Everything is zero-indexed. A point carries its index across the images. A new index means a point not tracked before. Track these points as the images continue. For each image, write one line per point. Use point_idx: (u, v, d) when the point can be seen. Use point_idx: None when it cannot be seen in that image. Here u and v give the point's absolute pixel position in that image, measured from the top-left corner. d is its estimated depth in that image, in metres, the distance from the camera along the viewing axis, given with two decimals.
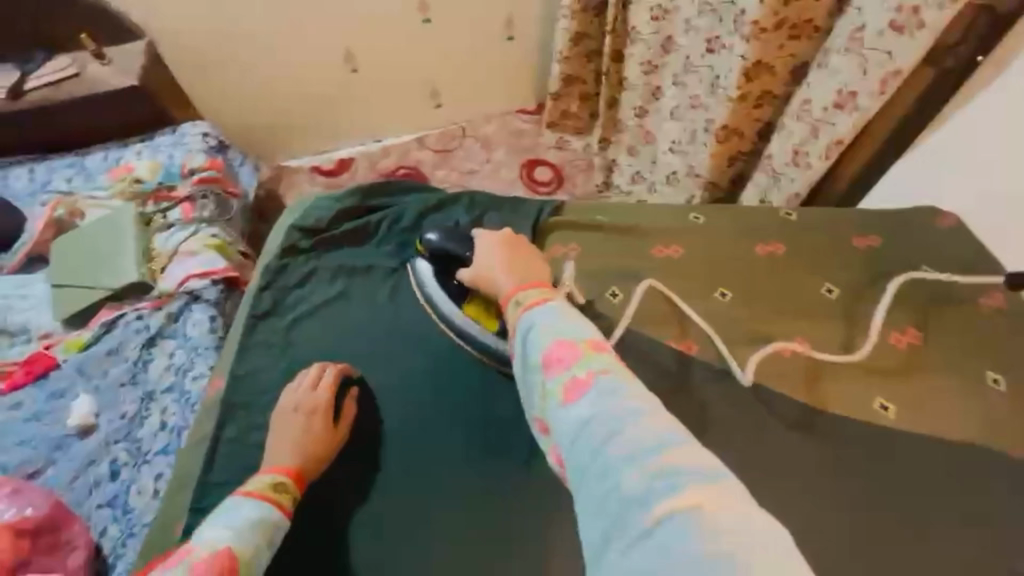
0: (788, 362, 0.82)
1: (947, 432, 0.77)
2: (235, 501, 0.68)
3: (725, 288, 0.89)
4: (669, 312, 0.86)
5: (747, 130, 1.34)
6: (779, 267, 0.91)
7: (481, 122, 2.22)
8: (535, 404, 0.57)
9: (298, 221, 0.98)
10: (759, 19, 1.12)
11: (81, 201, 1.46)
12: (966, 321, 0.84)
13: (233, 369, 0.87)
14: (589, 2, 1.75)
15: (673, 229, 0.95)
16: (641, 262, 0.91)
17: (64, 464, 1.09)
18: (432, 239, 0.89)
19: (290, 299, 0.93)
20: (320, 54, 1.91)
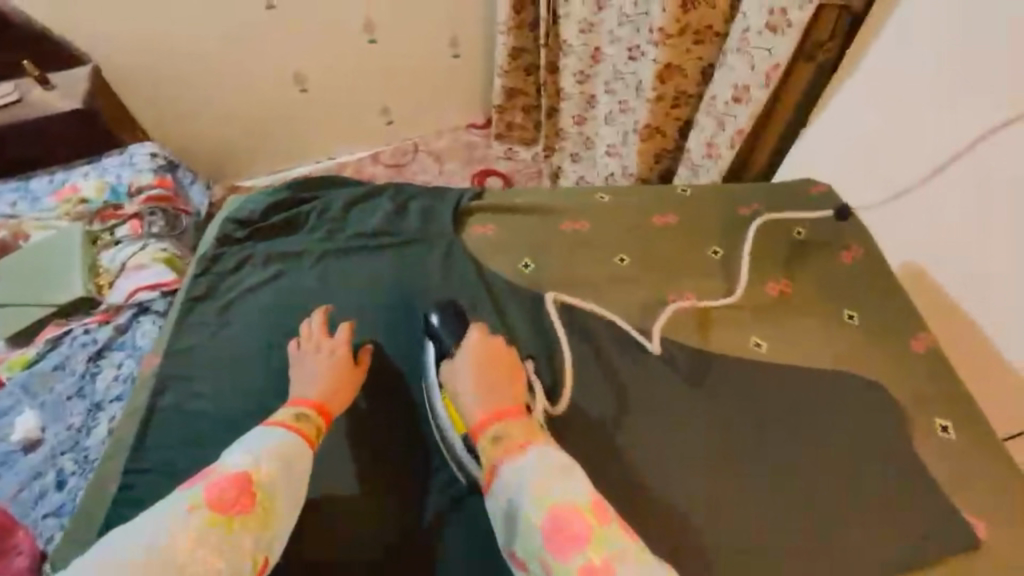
0: (672, 311, 0.91)
1: (810, 363, 0.86)
2: (262, 430, 0.71)
3: (624, 254, 0.97)
4: (574, 278, 0.95)
5: (669, 129, 1.46)
6: (673, 235, 0.99)
7: (432, 137, 2.30)
8: (530, 558, 0.63)
9: (233, 213, 1.02)
10: (664, 25, 1.24)
11: (25, 223, 1.46)
12: (826, 270, 0.95)
13: (167, 351, 0.89)
14: (524, 19, 1.88)
15: (582, 208, 1.03)
16: (552, 236, 0.99)
17: (8, 479, 1.08)
18: (433, 324, 0.84)
19: (223, 285, 0.96)
20: (270, 76, 1.97)
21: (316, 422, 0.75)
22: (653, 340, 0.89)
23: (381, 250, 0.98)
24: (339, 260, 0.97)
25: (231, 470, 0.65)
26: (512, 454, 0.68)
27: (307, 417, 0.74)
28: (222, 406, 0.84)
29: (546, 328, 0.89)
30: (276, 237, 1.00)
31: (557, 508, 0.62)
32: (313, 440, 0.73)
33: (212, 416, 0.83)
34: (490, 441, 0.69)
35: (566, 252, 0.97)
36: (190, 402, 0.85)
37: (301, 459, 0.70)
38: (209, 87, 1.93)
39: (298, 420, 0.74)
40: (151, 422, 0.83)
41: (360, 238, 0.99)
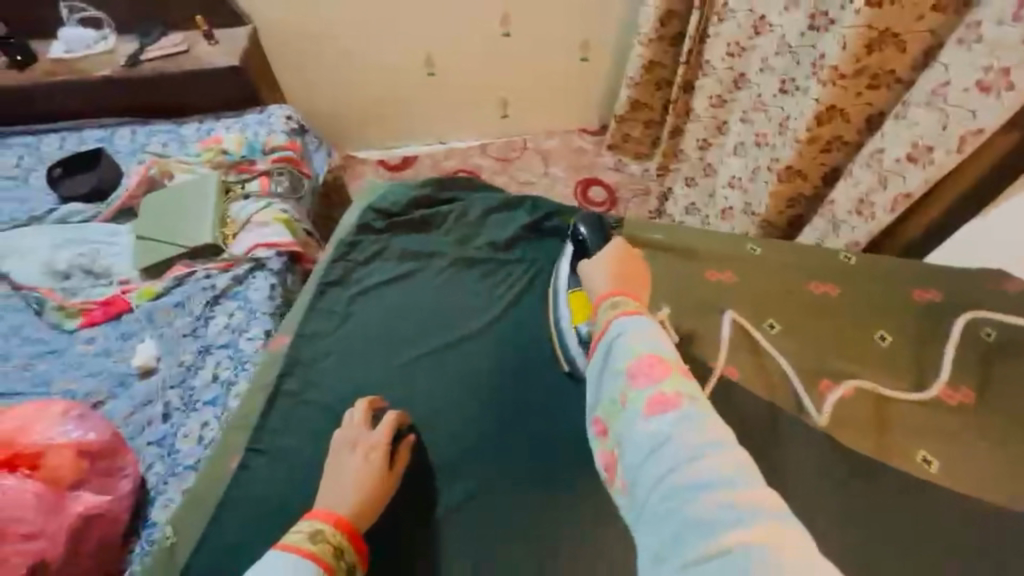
0: (824, 396, 0.84)
1: (995, 497, 0.76)
2: (274, 553, 0.65)
3: (773, 321, 0.91)
4: (711, 333, 0.90)
5: (812, 174, 1.33)
6: (832, 308, 0.92)
7: (543, 137, 2.28)
8: (604, 400, 0.62)
9: (375, 202, 1.08)
10: (839, 64, 1.12)
11: (172, 164, 1.58)
12: (996, 375, 0.84)
13: (300, 329, 0.96)
14: (668, 32, 1.78)
15: (729, 256, 0.98)
16: (692, 281, 0.96)
17: (124, 401, 1.18)
18: (582, 232, 0.88)
19: (358, 274, 1.01)
20: (403, 56, 2.01)
21: (333, 538, 0.69)
22: (821, 411, 0.83)
23: (509, 265, 1.01)
24: (469, 266, 1.01)
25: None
26: (625, 315, 0.66)
27: (323, 536, 0.68)
28: (347, 397, 0.89)
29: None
30: (412, 232, 1.05)
31: (643, 352, 0.60)
32: (330, 564, 0.67)
33: (333, 398, 0.89)
34: (614, 306, 0.69)
35: (706, 307, 0.92)
36: (314, 381, 0.91)
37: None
38: (343, 58, 2.00)
39: (314, 540, 0.68)
40: (275, 402, 0.89)
41: (491, 248, 1.03)
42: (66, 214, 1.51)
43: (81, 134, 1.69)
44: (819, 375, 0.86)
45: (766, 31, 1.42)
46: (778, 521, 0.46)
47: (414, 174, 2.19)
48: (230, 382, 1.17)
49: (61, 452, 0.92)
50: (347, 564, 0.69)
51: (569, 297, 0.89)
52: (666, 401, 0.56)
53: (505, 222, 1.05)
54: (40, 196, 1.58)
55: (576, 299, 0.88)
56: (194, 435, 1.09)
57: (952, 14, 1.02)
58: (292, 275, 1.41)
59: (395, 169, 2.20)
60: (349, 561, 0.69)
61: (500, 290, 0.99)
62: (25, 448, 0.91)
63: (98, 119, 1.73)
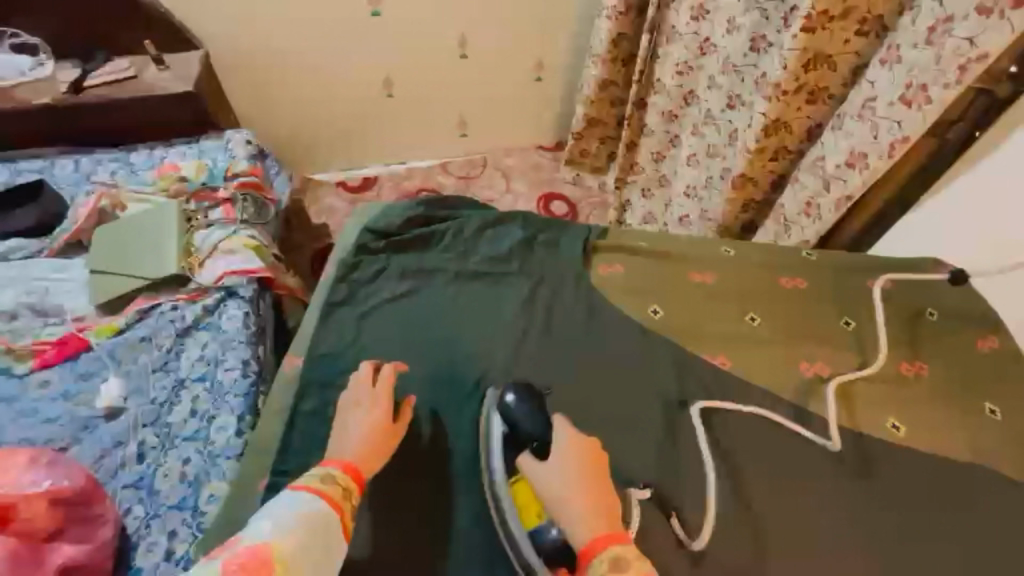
0: (807, 381, 0.93)
1: (950, 452, 0.88)
2: (288, 493, 0.68)
3: (754, 313, 1.00)
4: (704, 330, 0.98)
5: (762, 180, 1.45)
6: (803, 298, 1.02)
7: (502, 154, 2.33)
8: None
9: (372, 223, 1.08)
10: (782, 81, 1.24)
11: (124, 194, 1.50)
12: (942, 350, 0.97)
13: (310, 350, 0.95)
14: (619, 53, 1.89)
15: (709, 259, 1.05)
16: (681, 285, 1.02)
17: (90, 445, 1.10)
18: (507, 399, 0.83)
19: (360, 294, 1.01)
20: (361, 79, 2.02)
21: (343, 479, 0.72)
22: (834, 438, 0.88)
23: (511, 276, 1.03)
24: (472, 280, 1.03)
25: (253, 542, 0.61)
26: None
27: (333, 477, 0.72)
28: None
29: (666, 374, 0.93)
30: (412, 251, 1.06)
31: None
32: (341, 504, 0.70)
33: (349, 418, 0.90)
34: (607, 563, 0.64)
35: (692, 305, 1.00)
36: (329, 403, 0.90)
37: (330, 532, 0.67)
38: (299, 81, 1.98)
39: (325, 482, 0.71)
40: (294, 424, 0.88)
41: (491, 261, 1.05)
42: (6, 251, 1.41)
43: (16, 165, 1.58)
44: (798, 362, 0.95)
45: (711, 51, 1.55)
46: None
47: (376, 194, 2.18)
48: (210, 415, 1.12)
49: (35, 503, 0.86)
50: (353, 507, 0.72)
51: (512, 490, 0.78)
52: None
53: (501, 238, 1.07)
54: None
55: (518, 489, 0.78)
56: (176, 474, 1.04)
57: (874, 38, 1.16)
58: (264, 301, 1.38)
59: (356, 190, 2.18)
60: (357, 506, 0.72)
61: (502, 301, 1.00)
62: None
63: (34, 149, 1.62)
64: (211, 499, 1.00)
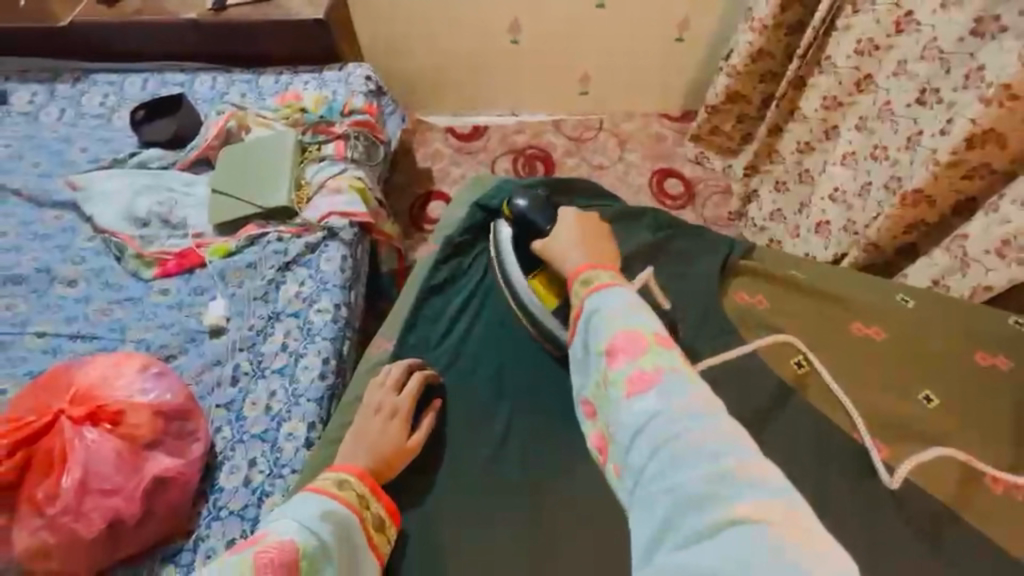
0: (992, 495, 0.81)
1: None
2: (306, 496, 0.76)
3: (929, 393, 0.88)
4: (858, 395, 0.88)
5: (941, 201, 1.19)
6: (996, 383, 0.88)
7: (621, 119, 2.12)
8: (588, 380, 0.60)
9: (482, 201, 1.06)
10: (1013, 83, 1.00)
11: (250, 117, 1.53)
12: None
13: (402, 339, 0.98)
14: (787, 18, 1.59)
15: (879, 308, 0.94)
16: (834, 336, 0.93)
17: (195, 358, 1.19)
18: (520, 205, 0.95)
19: (465, 278, 1.03)
20: (487, 21, 1.90)
21: (358, 487, 0.79)
22: (894, 474, 0.82)
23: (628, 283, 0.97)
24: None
25: (280, 536, 0.70)
26: (598, 289, 0.63)
27: (349, 484, 0.79)
28: (477, 401, 0.93)
29: (806, 447, 0.84)
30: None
31: (620, 330, 0.57)
32: (358, 510, 0.77)
33: (459, 415, 0.91)
34: (584, 282, 0.66)
35: (851, 361, 0.91)
36: (454, 396, 0.93)
37: (349, 533, 0.75)
38: (424, 18, 1.90)
39: (343, 488, 0.78)
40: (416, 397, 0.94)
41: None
42: (146, 159, 1.51)
43: (163, 78, 1.67)
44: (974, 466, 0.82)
45: (910, 30, 1.23)
46: (776, 494, 0.44)
47: (482, 145, 2.08)
48: (298, 354, 1.15)
49: (141, 413, 0.95)
50: (371, 511, 0.78)
51: (532, 282, 0.94)
52: (647, 381, 0.52)
53: (623, 236, 1.01)
54: (122, 138, 1.58)
55: (540, 281, 0.94)
56: (261, 405, 1.09)
57: None
58: (362, 247, 1.37)
59: (463, 139, 2.09)
60: (376, 513, 0.79)
61: None
62: (107, 403, 0.94)
63: (177, 62, 1.70)
64: (290, 437, 1.04)
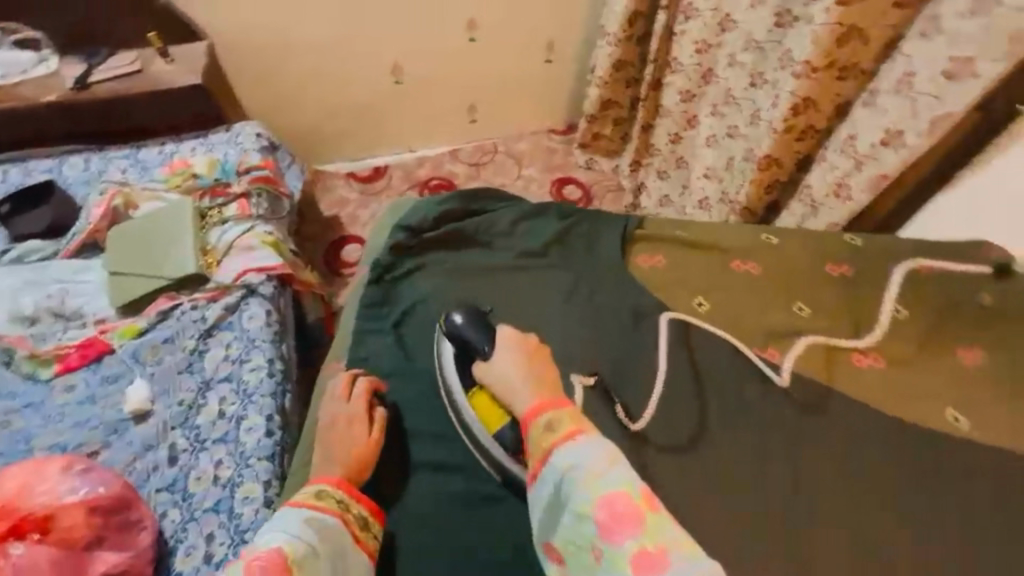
0: (858, 368, 0.92)
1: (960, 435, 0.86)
2: (288, 509, 0.76)
3: (801, 303, 0.98)
4: (747, 320, 0.97)
5: (787, 161, 1.41)
6: (852, 286, 0.99)
7: (514, 139, 2.27)
8: (576, 543, 0.66)
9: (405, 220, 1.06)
10: (811, 58, 1.22)
11: (137, 193, 1.47)
12: (999, 339, 0.92)
13: (351, 358, 0.97)
14: (636, 31, 1.82)
15: (751, 247, 1.04)
16: (719, 276, 1.01)
17: (121, 449, 1.10)
18: (457, 321, 0.88)
19: (397, 295, 1.02)
20: (369, 67, 1.97)
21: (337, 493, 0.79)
22: (781, 372, 0.91)
23: (548, 270, 1.02)
24: (507, 275, 1.01)
25: (266, 547, 0.70)
26: (566, 441, 0.69)
27: (327, 490, 0.79)
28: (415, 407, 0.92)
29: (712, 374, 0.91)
30: (450, 246, 1.05)
31: (608, 496, 0.64)
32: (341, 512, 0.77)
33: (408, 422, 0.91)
34: (544, 426, 0.72)
35: (739, 295, 0.99)
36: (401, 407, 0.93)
37: (334, 533, 0.74)
38: (303, 69, 1.92)
39: (322, 496, 0.78)
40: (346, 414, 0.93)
41: (522, 258, 1.02)
42: (23, 253, 1.39)
43: (27, 166, 1.55)
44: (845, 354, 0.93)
45: (732, 28, 1.48)
46: None
47: (386, 185, 2.12)
48: (239, 417, 1.12)
49: (73, 512, 0.87)
50: (355, 514, 0.78)
51: (472, 400, 0.86)
52: (650, 555, 0.60)
53: (538, 230, 1.05)
54: None
55: (480, 398, 0.86)
56: (208, 477, 1.04)
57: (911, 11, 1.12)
58: (284, 299, 1.36)
59: (366, 181, 2.13)
60: (360, 514, 0.79)
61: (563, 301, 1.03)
62: (29, 513, 0.86)
63: (43, 148, 1.60)
64: (247, 501, 1.00)
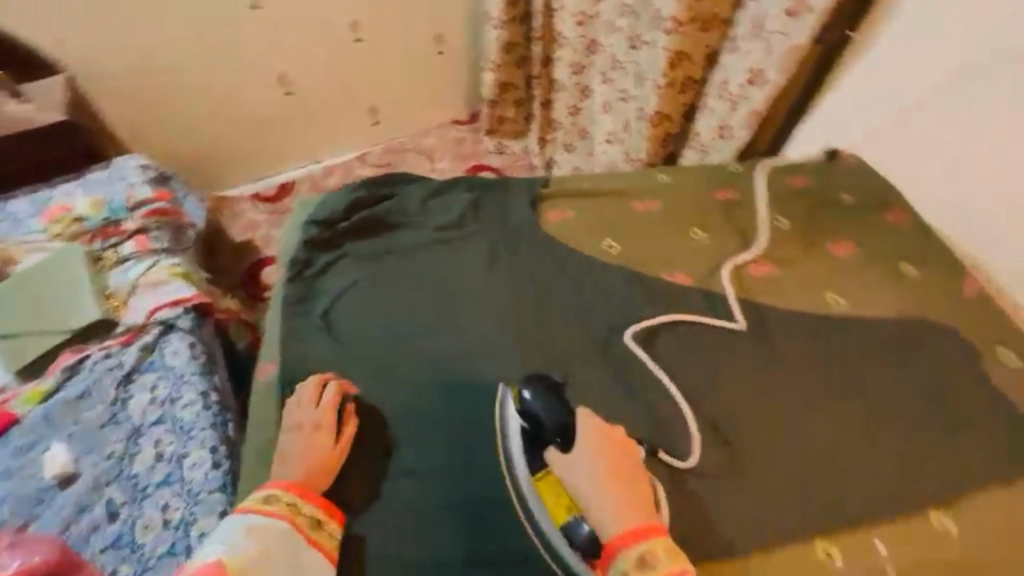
0: (761, 284, 0.81)
1: (883, 327, 0.77)
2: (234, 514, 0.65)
3: (700, 230, 0.86)
4: (656, 255, 0.84)
5: (676, 114, 1.51)
6: (742, 209, 0.89)
7: (420, 135, 2.22)
8: None
9: (313, 213, 0.92)
10: (677, 14, 1.33)
11: (15, 247, 1.34)
12: (866, 226, 0.86)
13: (284, 356, 0.81)
14: (518, 12, 1.88)
15: (645, 184, 0.90)
16: (625, 216, 0.86)
17: (50, 518, 1.01)
18: (527, 399, 0.66)
19: (322, 291, 0.84)
20: (255, 82, 1.89)
21: (288, 498, 0.66)
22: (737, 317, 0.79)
23: (471, 238, 0.86)
24: (431, 251, 0.85)
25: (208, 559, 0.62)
26: None
27: (276, 496, 0.66)
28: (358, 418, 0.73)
29: (621, 325, 0.77)
30: (369, 233, 0.89)
31: None
32: (292, 519, 0.65)
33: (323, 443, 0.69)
34: (635, 561, 0.56)
35: (647, 232, 0.85)
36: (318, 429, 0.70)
37: (280, 545, 0.63)
38: (184, 91, 1.81)
39: (270, 501, 0.66)
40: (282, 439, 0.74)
41: (443, 231, 0.87)
42: None
43: None
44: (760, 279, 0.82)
45: None
46: None
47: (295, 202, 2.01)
48: (179, 455, 1.06)
49: None
50: (305, 516, 0.65)
51: (539, 485, 0.64)
52: None
53: (462, 198, 0.91)
54: None
55: (547, 487, 0.64)
56: (158, 522, 0.99)
57: None
58: (208, 330, 1.29)
59: (271, 201, 1.99)
60: (312, 515, 0.65)
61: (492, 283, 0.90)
62: None
63: None
64: (204, 537, 0.96)
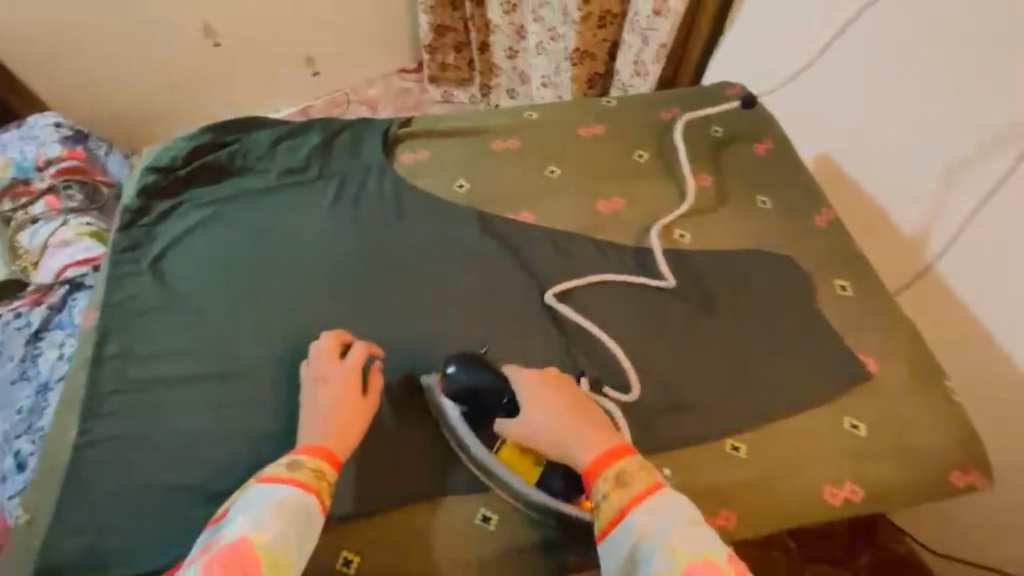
0: (601, 214, 0.76)
1: (729, 247, 0.73)
2: (260, 487, 0.51)
3: (556, 166, 0.81)
4: (508, 190, 0.79)
5: (598, 51, 1.44)
6: (601, 145, 0.83)
7: (363, 87, 1.79)
8: None
9: (155, 156, 0.78)
10: None
11: None
12: (720, 154, 0.82)
13: (109, 304, 0.67)
14: None
15: (504, 122, 0.85)
16: (483, 157, 0.81)
17: None
18: (453, 375, 0.59)
19: (163, 239, 0.72)
20: (164, 30, 1.50)
21: (315, 465, 0.53)
22: (665, 274, 0.70)
23: (326, 182, 0.78)
24: (274, 199, 0.76)
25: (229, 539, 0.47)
26: (642, 506, 0.50)
27: (300, 462, 0.53)
28: (181, 384, 0.63)
29: (458, 267, 0.71)
30: (212, 178, 0.77)
31: (693, 562, 0.47)
32: (318, 490, 0.52)
33: (114, 400, 0.62)
34: (612, 481, 0.52)
35: (497, 168, 0.80)
36: (112, 395, 0.62)
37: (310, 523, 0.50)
38: (55, 51, 1.45)
39: (292, 469, 0.52)
40: (100, 412, 0.61)
41: (287, 175, 0.78)
42: None
43: None
44: (607, 220, 0.76)
45: None
46: None
47: None
48: None
49: None
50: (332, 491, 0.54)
51: (501, 455, 0.59)
52: None
53: (325, 142, 0.81)
54: None
55: (510, 453, 0.59)
56: None
57: None
58: None
59: None
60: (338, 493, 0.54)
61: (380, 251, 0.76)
62: None
63: None
64: None
